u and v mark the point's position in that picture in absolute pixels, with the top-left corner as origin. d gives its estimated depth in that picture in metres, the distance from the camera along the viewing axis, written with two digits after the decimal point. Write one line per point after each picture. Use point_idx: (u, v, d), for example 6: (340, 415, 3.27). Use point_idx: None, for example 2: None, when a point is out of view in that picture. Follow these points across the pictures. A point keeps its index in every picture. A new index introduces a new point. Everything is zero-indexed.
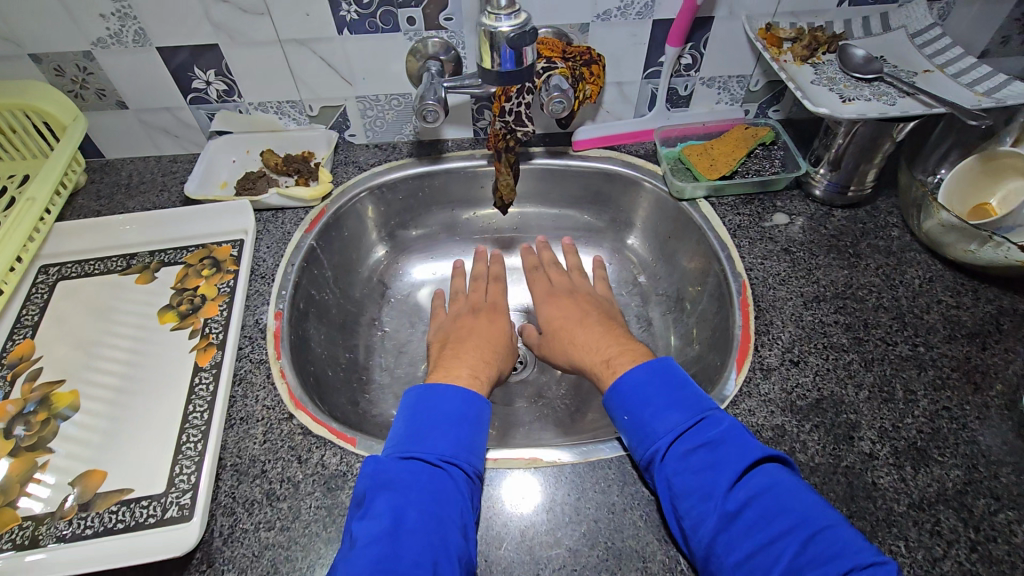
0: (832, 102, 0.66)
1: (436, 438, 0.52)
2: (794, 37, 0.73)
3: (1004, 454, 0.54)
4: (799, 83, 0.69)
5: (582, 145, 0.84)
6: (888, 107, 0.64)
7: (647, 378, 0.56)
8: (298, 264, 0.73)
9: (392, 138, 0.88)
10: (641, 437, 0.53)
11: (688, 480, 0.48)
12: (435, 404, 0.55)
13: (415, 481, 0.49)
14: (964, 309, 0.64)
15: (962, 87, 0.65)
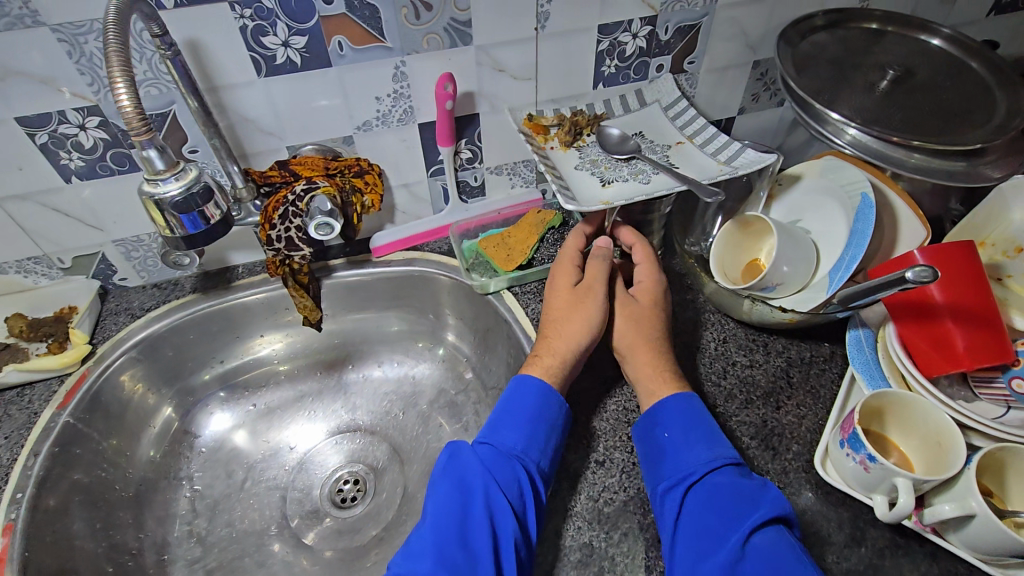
0: (593, 187, 0.68)
1: (516, 432, 0.54)
2: (557, 123, 0.74)
3: (806, 525, 0.53)
4: (564, 171, 0.71)
5: (381, 251, 0.81)
6: (641, 186, 0.68)
7: (694, 410, 0.55)
8: (44, 451, 0.62)
9: (172, 274, 0.79)
10: (671, 461, 0.53)
11: (710, 513, 0.48)
12: (522, 396, 0.56)
13: (484, 468, 0.52)
14: (757, 367, 0.65)
15: (706, 158, 0.71)
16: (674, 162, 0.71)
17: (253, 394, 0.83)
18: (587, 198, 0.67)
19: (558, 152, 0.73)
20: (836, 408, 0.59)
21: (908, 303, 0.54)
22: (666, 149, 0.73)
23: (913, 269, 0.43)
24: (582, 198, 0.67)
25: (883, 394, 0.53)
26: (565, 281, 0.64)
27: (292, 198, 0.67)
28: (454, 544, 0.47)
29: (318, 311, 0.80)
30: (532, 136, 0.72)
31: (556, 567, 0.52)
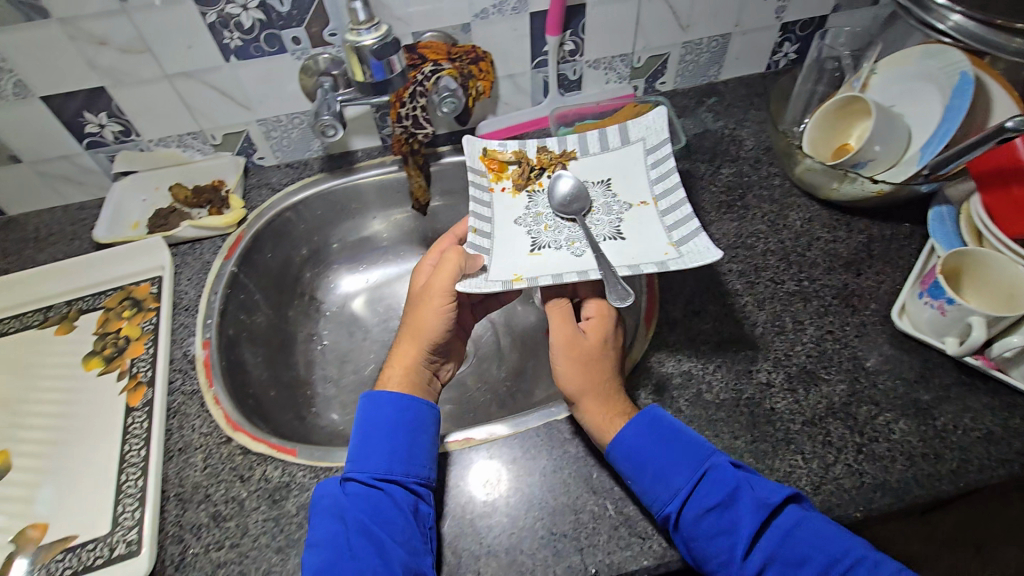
0: (520, 252, 0.67)
1: (378, 455, 0.54)
2: (516, 161, 0.75)
3: (881, 365, 0.61)
4: (501, 220, 0.71)
5: (486, 139, 0.88)
6: (570, 258, 0.66)
7: (636, 441, 0.52)
8: (221, 292, 0.74)
9: (302, 156, 0.89)
10: (649, 504, 0.50)
11: (710, 547, 0.47)
12: (377, 413, 0.56)
13: (354, 505, 0.51)
14: (840, 242, 0.71)
15: (660, 233, 0.66)
16: (620, 230, 0.68)
17: (367, 270, 0.94)
18: (506, 264, 0.65)
19: (507, 195, 0.73)
20: (916, 272, 0.65)
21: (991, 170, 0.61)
22: (624, 210, 0.70)
23: (1014, 118, 0.49)
24: (497, 266, 0.65)
25: (965, 253, 0.59)
26: (421, 302, 0.62)
27: (421, 78, 0.74)
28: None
29: (427, 194, 0.88)
30: (480, 175, 0.73)
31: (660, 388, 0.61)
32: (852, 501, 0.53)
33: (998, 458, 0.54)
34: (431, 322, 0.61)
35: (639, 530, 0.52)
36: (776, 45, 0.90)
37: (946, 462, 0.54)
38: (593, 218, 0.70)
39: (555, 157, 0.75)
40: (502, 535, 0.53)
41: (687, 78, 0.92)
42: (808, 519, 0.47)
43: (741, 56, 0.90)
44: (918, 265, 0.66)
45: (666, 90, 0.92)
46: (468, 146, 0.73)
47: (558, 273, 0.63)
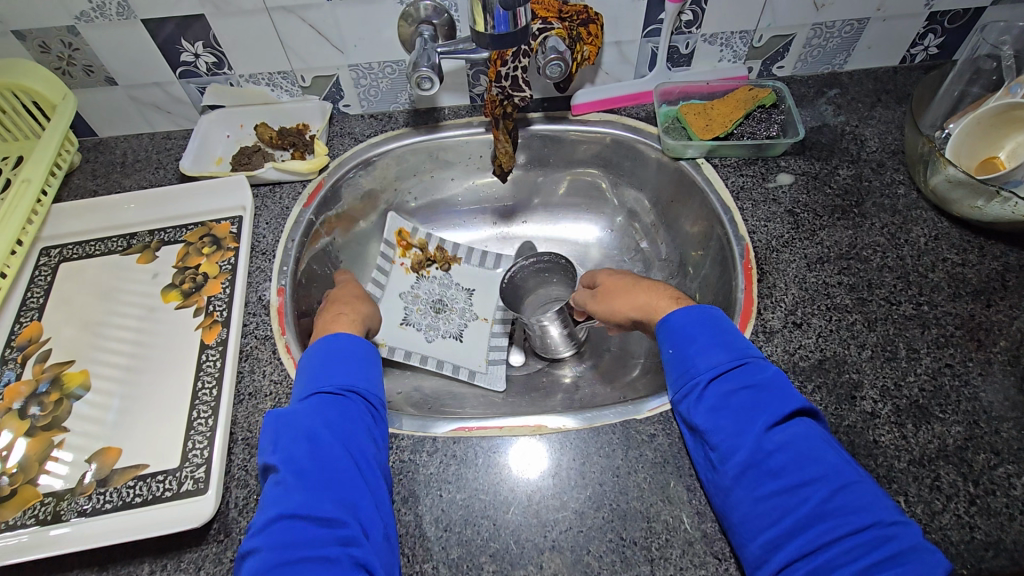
0: (391, 321, 0.85)
1: (343, 372, 0.54)
2: (420, 247, 0.90)
3: (1005, 410, 0.55)
4: (392, 291, 0.88)
5: (581, 110, 0.83)
6: (421, 342, 0.84)
7: (696, 318, 0.56)
8: (298, 239, 0.73)
9: (387, 107, 0.86)
10: (680, 371, 0.54)
11: (721, 420, 0.49)
12: (334, 344, 0.56)
13: (326, 409, 0.51)
14: (969, 267, 0.64)
15: (482, 348, 0.84)
16: (461, 334, 0.86)
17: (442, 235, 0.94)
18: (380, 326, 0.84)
19: (402, 271, 0.89)
20: None
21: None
22: (471, 319, 0.88)
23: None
24: None
25: None
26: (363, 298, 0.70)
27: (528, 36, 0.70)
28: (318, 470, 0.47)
29: (511, 159, 0.85)
30: (391, 248, 0.88)
31: None
32: (961, 555, 0.48)
33: None
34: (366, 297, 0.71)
35: (716, 550, 0.49)
36: (918, 36, 0.80)
37: None
38: (450, 315, 0.88)
39: (445, 257, 0.91)
40: (568, 533, 0.50)
41: (808, 64, 0.83)
42: (821, 432, 0.48)
43: (874, 46, 0.81)
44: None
45: (782, 76, 0.84)
46: (389, 222, 0.88)
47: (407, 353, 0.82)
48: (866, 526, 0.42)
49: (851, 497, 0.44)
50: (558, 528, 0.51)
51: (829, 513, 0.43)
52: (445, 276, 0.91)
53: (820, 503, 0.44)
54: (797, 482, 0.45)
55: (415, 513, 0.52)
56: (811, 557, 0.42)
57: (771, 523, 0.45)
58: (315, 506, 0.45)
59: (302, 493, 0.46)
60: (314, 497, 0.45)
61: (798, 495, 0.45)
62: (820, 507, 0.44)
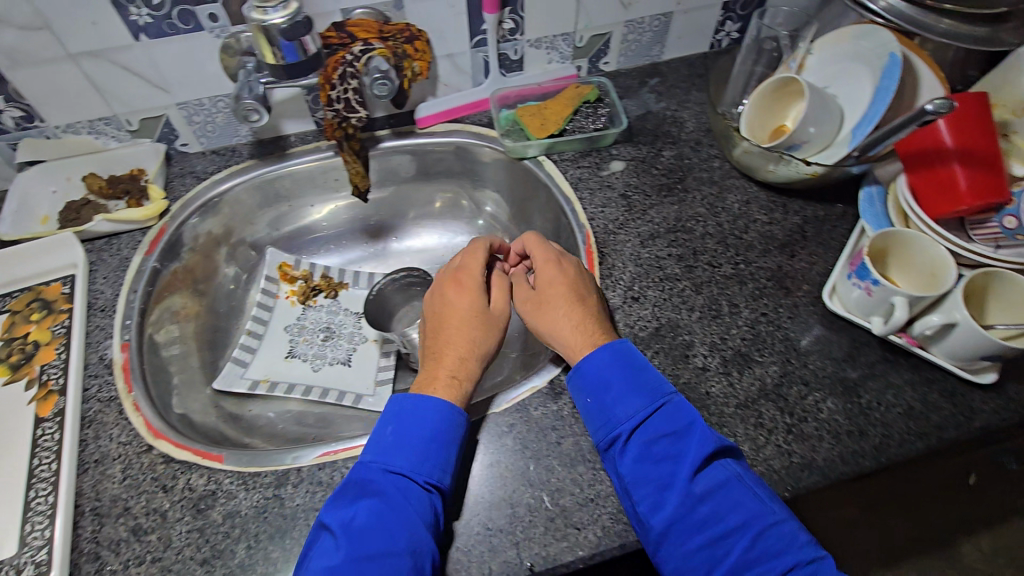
0: (274, 357, 0.83)
1: (423, 461, 0.51)
2: (304, 278, 0.90)
3: (811, 346, 0.62)
4: (275, 324, 0.86)
5: (425, 122, 0.85)
6: (308, 373, 0.83)
7: (610, 360, 0.55)
8: (141, 289, 0.70)
9: (229, 141, 0.84)
10: (600, 420, 0.54)
11: (646, 472, 0.50)
12: (420, 413, 0.53)
13: (403, 503, 0.49)
14: (776, 224, 0.72)
15: (371, 370, 0.83)
16: (349, 359, 0.85)
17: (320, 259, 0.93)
18: (263, 363, 0.82)
19: (286, 305, 0.88)
20: (847, 251, 0.66)
21: (932, 150, 0.58)
22: (361, 342, 0.87)
23: (933, 102, 0.49)
24: (257, 363, 0.82)
25: (891, 235, 0.60)
26: (483, 328, 0.60)
27: (351, 58, 0.70)
28: (362, 560, 0.45)
29: (366, 180, 0.85)
30: (272, 283, 0.88)
31: None
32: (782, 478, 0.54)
33: (919, 430, 0.56)
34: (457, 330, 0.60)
35: (574, 521, 0.52)
36: (718, 24, 0.89)
37: (872, 438, 0.56)
38: (338, 341, 0.87)
39: (331, 283, 0.91)
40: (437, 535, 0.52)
41: (630, 57, 0.90)
42: (740, 471, 0.50)
43: (683, 36, 0.90)
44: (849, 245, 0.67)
45: (609, 71, 0.91)
46: (270, 257, 0.89)
47: (296, 385, 0.81)
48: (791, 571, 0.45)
49: (774, 540, 0.46)
50: None
51: (753, 562, 0.46)
52: (333, 303, 0.90)
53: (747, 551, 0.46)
54: (723, 533, 0.47)
55: (282, 548, 0.51)
56: None
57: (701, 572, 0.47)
58: None
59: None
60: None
61: (725, 546, 0.47)
62: (748, 554, 0.46)
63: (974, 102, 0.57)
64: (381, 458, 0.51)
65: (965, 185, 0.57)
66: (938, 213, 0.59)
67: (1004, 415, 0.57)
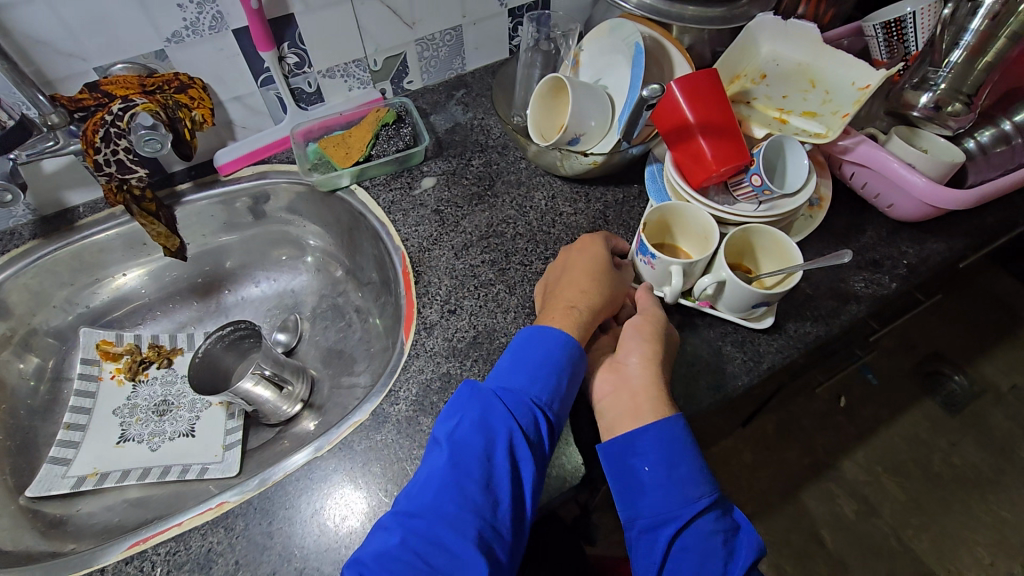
0: (103, 446, 0.76)
1: (535, 380, 0.53)
2: (128, 352, 0.83)
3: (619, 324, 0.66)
4: (101, 410, 0.79)
5: (228, 169, 0.81)
6: (146, 454, 0.76)
7: (674, 440, 0.52)
8: None
9: (4, 224, 0.76)
10: (653, 497, 0.51)
11: (679, 562, 0.49)
12: (538, 343, 0.55)
13: (494, 430, 0.51)
14: (580, 213, 0.75)
15: (217, 435, 0.78)
16: (192, 429, 0.79)
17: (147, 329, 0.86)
18: (90, 455, 0.74)
19: (112, 386, 0.81)
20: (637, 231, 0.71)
21: (682, 129, 0.64)
22: (205, 407, 0.81)
23: (648, 88, 0.60)
24: (82, 457, 0.74)
25: (663, 208, 0.64)
26: (605, 280, 0.62)
27: (110, 118, 0.66)
28: (459, 473, 0.48)
29: (176, 238, 0.80)
30: (90, 366, 0.80)
31: (420, 396, 0.61)
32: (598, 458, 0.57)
33: (716, 383, 0.61)
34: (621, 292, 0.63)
35: None
36: (511, 30, 0.92)
37: (676, 400, 0.60)
38: (178, 413, 0.81)
39: (162, 352, 0.84)
40: None
41: (433, 74, 0.91)
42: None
43: (480, 46, 0.92)
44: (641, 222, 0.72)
45: (416, 89, 0.92)
46: (85, 338, 0.81)
47: (133, 471, 0.74)
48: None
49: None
50: None
51: None
52: (169, 373, 0.84)
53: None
54: None
55: None
56: None
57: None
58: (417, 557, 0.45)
59: (449, 502, 0.47)
60: (450, 515, 0.46)
61: None
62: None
63: (704, 78, 0.63)
64: (494, 382, 0.54)
65: (715, 155, 0.63)
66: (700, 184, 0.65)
67: (786, 353, 0.63)
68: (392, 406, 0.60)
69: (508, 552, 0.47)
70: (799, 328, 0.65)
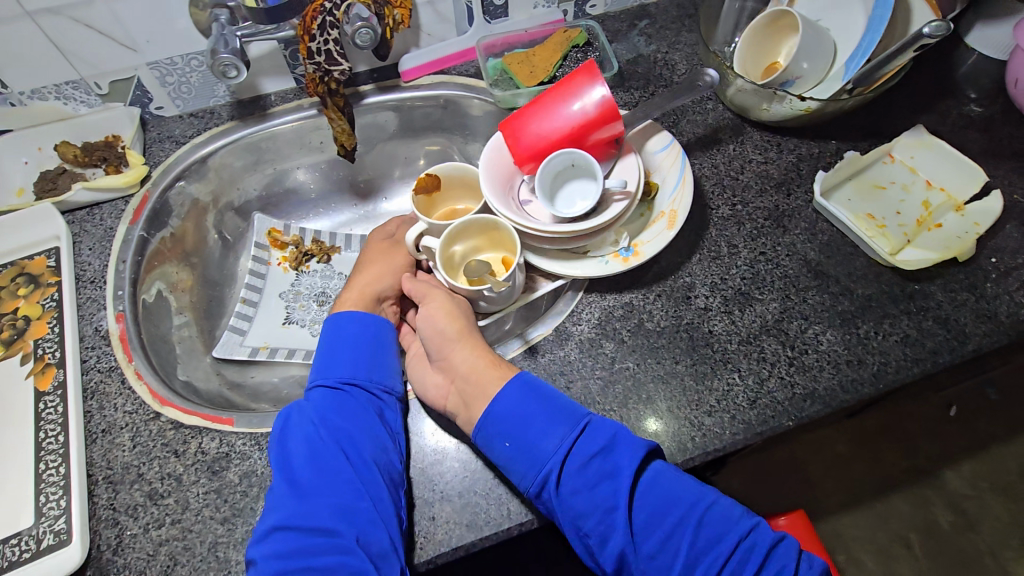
0: (273, 324, 0.81)
1: (345, 367, 0.57)
2: (294, 243, 0.87)
3: (810, 280, 0.63)
4: (270, 292, 0.84)
5: (411, 75, 0.82)
6: (309, 338, 0.80)
7: (516, 398, 0.52)
8: (131, 259, 0.69)
9: (206, 103, 0.80)
10: (524, 461, 0.50)
11: (580, 497, 0.48)
12: (340, 337, 0.59)
13: (317, 421, 0.53)
14: (772, 163, 0.71)
15: None
16: None
17: (311, 223, 0.90)
18: (262, 330, 0.80)
19: (278, 271, 0.85)
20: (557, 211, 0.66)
21: (552, 87, 0.64)
22: None
23: (930, 24, 0.54)
24: (255, 331, 0.80)
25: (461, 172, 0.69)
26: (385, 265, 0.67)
27: (330, 6, 0.67)
28: (301, 474, 0.51)
29: (352, 137, 0.80)
30: (263, 250, 0.85)
31: (602, 320, 0.61)
32: (751, 403, 0.56)
33: (915, 357, 0.58)
34: (400, 258, 0.68)
35: None
36: None
37: (868, 366, 0.58)
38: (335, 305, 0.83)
39: (324, 247, 0.87)
40: (454, 480, 0.53)
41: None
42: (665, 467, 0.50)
43: None
44: (834, 216, 0.66)
45: (596, 14, 0.88)
46: (258, 224, 0.86)
47: (298, 351, 0.78)
48: (739, 541, 0.47)
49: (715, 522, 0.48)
50: (446, 480, 0.53)
51: (702, 548, 0.47)
52: (327, 268, 0.87)
53: (696, 541, 0.47)
54: (693, 557, 0.47)
55: None
56: None
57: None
58: (286, 555, 0.47)
59: (291, 495, 0.50)
60: (297, 506, 0.49)
61: (671, 543, 0.47)
62: (695, 545, 0.47)
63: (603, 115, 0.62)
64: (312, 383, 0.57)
65: (512, 119, 0.65)
66: (502, 155, 0.68)
67: (995, 338, 0.59)
68: (572, 325, 0.61)
69: (376, 512, 0.49)
70: (1012, 315, 0.60)
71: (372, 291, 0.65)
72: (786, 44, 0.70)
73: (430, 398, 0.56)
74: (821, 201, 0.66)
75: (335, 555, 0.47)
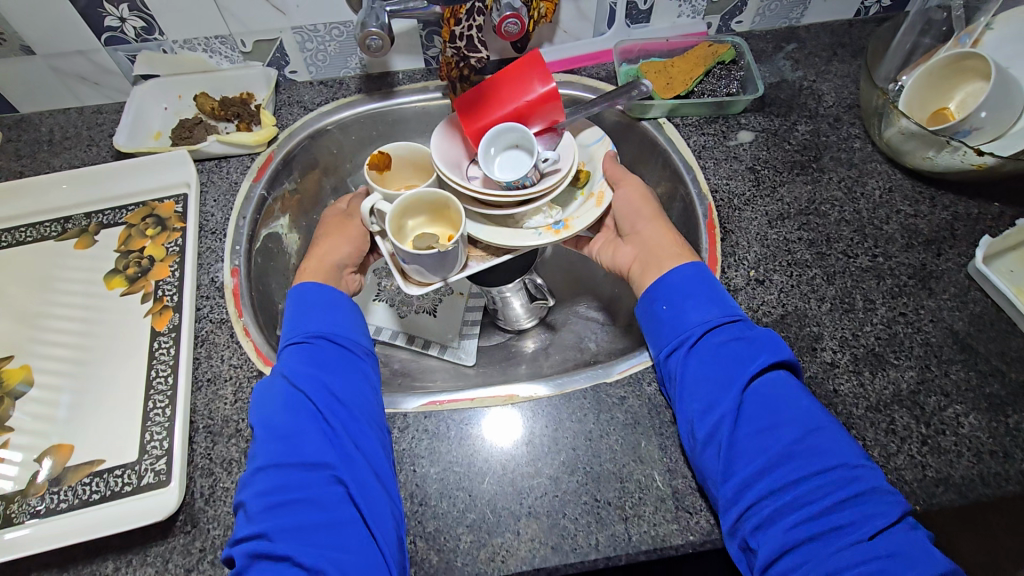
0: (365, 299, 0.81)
1: (324, 317, 0.57)
2: None
3: (955, 353, 0.57)
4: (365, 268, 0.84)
5: None
6: (394, 318, 0.80)
7: (690, 276, 0.55)
8: (250, 216, 0.70)
9: (337, 73, 0.81)
10: (670, 328, 0.54)
11: (712, 365, 0.50)
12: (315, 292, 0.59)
13: (300, 366, 0.53)
14: (922, 217, 0.65)
15: (456, 321, 0.80)
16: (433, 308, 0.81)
17: None
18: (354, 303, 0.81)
19: None
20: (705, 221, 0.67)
21: (502, 76, 0.66)
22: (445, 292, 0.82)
23: None
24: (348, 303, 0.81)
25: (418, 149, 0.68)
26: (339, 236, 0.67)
27: None
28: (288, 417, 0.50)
29: None
30: None
31: None
32: None
33: None
34: (357, 229, 0.68)
35: (687, 504, 0.51)
36: None
37: (1018, 462, 0.51)
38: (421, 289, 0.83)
39: None
40: (544, 498, 0.51)
41: (766, 18, 0.81)
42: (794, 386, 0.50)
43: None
44: (993, 287, 0.59)
45: (740, 31, 0.83)
46: None
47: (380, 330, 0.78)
48: (836, 466, 0.44)
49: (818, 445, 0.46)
50: (534, 494, 0.51)
51: (799, 452, 0.45)
52: None
53: (798, 443, 0.45)
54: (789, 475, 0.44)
55: None
56: (787, 503, 0.44)
57: (751, 468, 0.46)
58: (276, 497, 0.46)
59: (276, 440, 0.49)
60: (283, 448, 0.49)
61: (768, 437, 0.47)
62: (791, 449, 0.46)
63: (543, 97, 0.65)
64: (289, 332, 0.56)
65: (466, 101, 0.67)
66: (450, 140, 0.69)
67: None
68: None
69: (361, 454, 0.49)
70: None
71: (330, 261, 0.65)
72: (960, 91, 0.64)
73: (620, 264, 0.65)
74: (980, 267, 0.59)
75: (326, 488, 0.47)
